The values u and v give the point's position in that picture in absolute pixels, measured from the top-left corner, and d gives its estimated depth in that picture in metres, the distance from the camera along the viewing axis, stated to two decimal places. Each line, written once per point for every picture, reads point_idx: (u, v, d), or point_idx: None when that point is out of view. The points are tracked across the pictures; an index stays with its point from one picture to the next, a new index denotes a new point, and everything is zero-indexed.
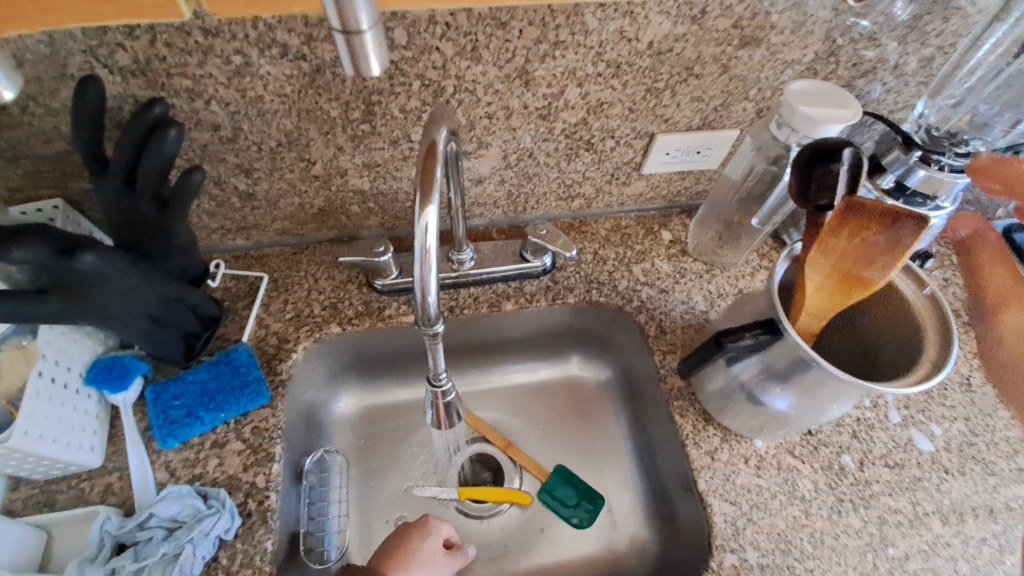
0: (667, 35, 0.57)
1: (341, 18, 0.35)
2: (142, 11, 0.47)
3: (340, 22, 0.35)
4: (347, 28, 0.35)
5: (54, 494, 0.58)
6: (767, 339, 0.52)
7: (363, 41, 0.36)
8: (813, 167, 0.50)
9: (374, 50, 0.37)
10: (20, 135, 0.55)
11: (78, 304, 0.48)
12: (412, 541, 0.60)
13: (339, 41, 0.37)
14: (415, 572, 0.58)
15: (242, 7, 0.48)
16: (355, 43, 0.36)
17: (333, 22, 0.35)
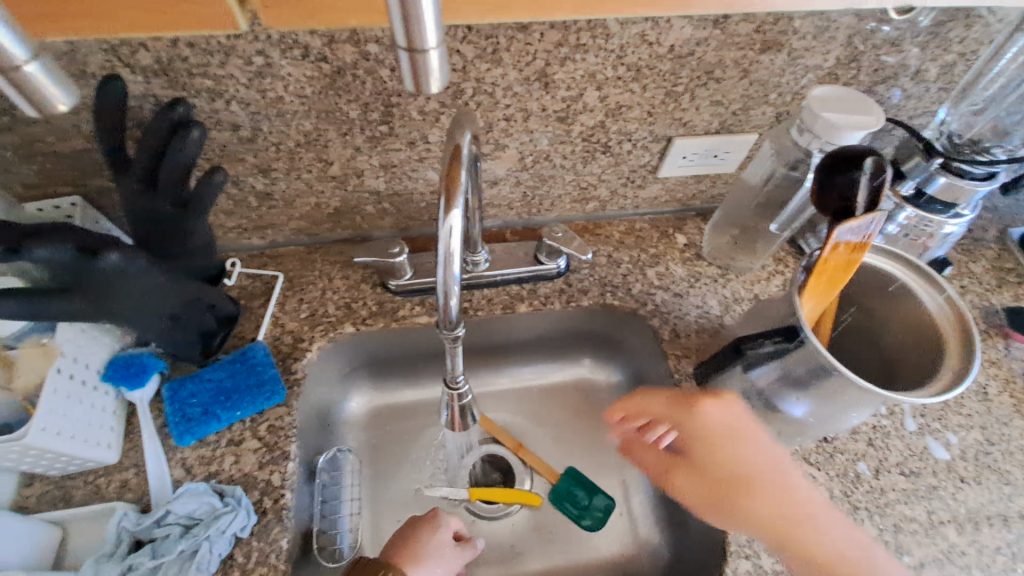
0: (689, 39, 0.57)
1: (407, 33, 0.30)
2: (203, 22, 0.46)
3: (407, 39, 0.31)
4: (413, 46, 0.31)
5: (71, 489, 0.58)
6: (785, 346, 0.53)
7: (429, 60, 0.32)
8: (835, 175, 0.50)
9: (439, 69, 0.32)
10: (39, 132, 0.56)
11: (101, 303, 0.49)
12: (421, 534, 0.61)
13: (401, 60, 0.32)
14: (425, 564, 0.59)
15: (302, 19, 0.47)
16: (420, 62, 0.32)
17: (398, 39, 0.31)
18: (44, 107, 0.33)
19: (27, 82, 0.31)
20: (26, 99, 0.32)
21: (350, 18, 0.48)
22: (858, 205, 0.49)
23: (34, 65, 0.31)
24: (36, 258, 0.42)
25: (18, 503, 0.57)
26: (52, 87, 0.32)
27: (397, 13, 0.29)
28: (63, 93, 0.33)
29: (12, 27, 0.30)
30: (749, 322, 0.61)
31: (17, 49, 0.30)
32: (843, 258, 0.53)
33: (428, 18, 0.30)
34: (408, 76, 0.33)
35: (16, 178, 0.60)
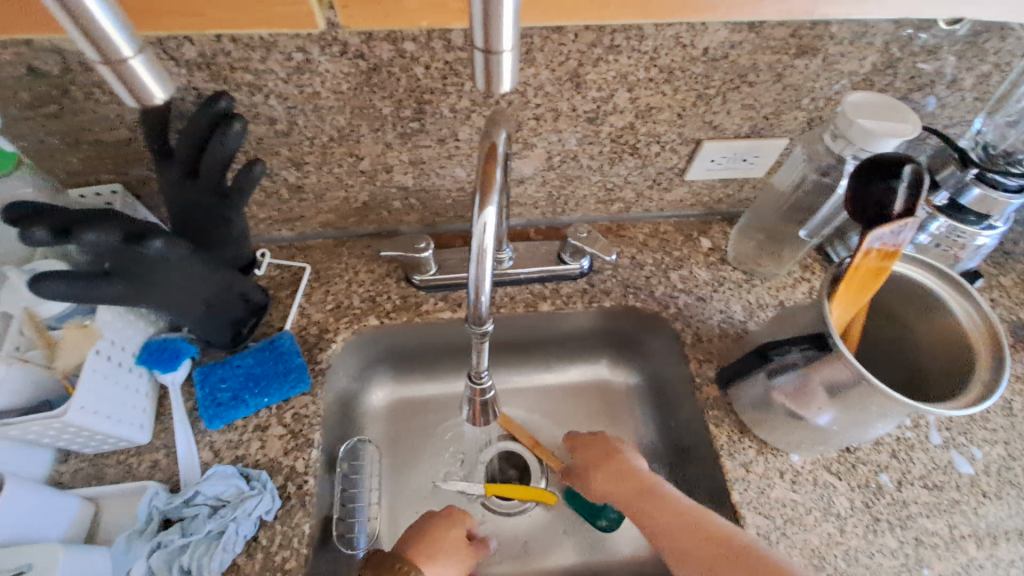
0: (723, 42, 0.57)
1: (485, 35, 0.31)
2: (278, 20, 0.46)
3: (484, 40, 0.31)
4: (489, 47, 0.31)
5: (104, 467, 0.60)
6: (813, 352, 0.52)
7: (502, 62, 0.32)
8: (872, 182, 0.49)
9: (511, 71, 0.33)
10: (84, 121, 0.57)
11: (143, 287, 0.50)
12: (437, 530, 0.61)
13: (475, 60, 0.33)
14: (439, 560, 0.59)
15: (376, 19, 0.47)
16: (494, 64, 0.32)
17: (475, 39, 0.32)
18: (142, 99, 0.33)
19: (128, 73, 0.31)
20: (126, 91, 0.32)
21: (421, 19, 0.48)
22: (894, 212, 0.49)
23: (138, 59, 0.31)
24: (85, 242, 0.43)
25: (53, 478, 0.59)
26: (149, 80, 0.32)
27: (479, 13, 0.30)
28: (158, 86, 0.33)
29: (122, 21, 0.30)
30: (776, 328, 0.60)
31: (124, 41, 0.30)
32: (874, 266, 0.53)
33: (507, 22, 0.30)
34: (480, 75, 0.33)
35: (60, 165, 0.62)
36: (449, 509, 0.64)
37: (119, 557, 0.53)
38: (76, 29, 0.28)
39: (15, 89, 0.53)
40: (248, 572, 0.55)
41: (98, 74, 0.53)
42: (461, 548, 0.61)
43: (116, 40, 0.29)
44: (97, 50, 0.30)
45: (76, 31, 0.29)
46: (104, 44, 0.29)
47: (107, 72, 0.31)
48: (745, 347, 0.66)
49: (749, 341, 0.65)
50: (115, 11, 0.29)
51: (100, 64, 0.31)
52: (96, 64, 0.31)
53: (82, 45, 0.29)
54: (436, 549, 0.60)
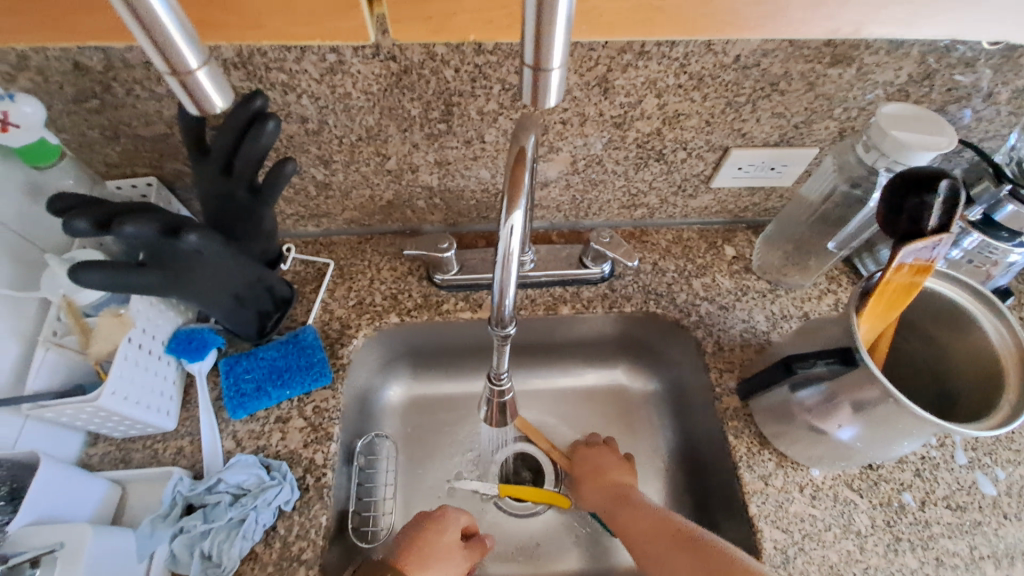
0: (756, 50, 0.56)
1: (536, 52, 0.31)
2: (336, 34, 0.49)
3: (534, 56, 0.31)
4: (538, 65, 0.32)
5: (131, 452, 0.62)
6: (839, 367, 0.51)
7: (551, 79, 0.32)
8: (906, 197, 0.48)
9: (559, 88, 0.33)
10: (124, 116, 0.59)
11: (175, 279, 0.52)
12: (427, 535, 0.62)
13: (524, 76, 0.33)
14: (431, 562, 0.60)
15: (426, 33, 0.50)
16: (543, 81, 0.32)
17: (525, 57, 0.32)
18: (203, 108, 0.33)
19: (193, 85, 0.32)
20: (190, 100, 0.33)
21: (471, 33, 0.50)
22: (929, 227, 0.48)
23: (203, 71, 0.31)
24: (124, 234, 0.45)
25: (83, 461, 0.61)
26: (212, 91, 0.33)
27: (532, 30, 0.30)
28: (219, 96, 0.33)
29: (190, 34, 0.30)
30: (802, 340, 0.59)
31: (191, 54, 0.30)
32: (905, 281, 0.52)
33: (558, 40, 0.30)
34: (527, 92, 0.34)
35: (99, 157, 0.64)
36: (442, 510, 0.65)
37: (142, 539, 0.53)
38: (149, 43, 0.29)
39: (60, 83, 0.55)
40: (266, 561, 0.56)
41: (139, 70, 0.54)
42: (453, 551, 0.62)
43: (185, 54, 0.30)
44: (166, 61, 0.30)
45: (149, 44, 0.29)
46: (173, 56, 0.30)
47: (174, 82, 0.32)
48: (767, 358, 0.65)
49: (772, 352, 0.64)
50: (184, 24, 0.29)
51: (168, 74, 0.31)
52: (165, 75, 0.31)
53: (152, 57, 0.30)
54: (428, 555, 0.60)
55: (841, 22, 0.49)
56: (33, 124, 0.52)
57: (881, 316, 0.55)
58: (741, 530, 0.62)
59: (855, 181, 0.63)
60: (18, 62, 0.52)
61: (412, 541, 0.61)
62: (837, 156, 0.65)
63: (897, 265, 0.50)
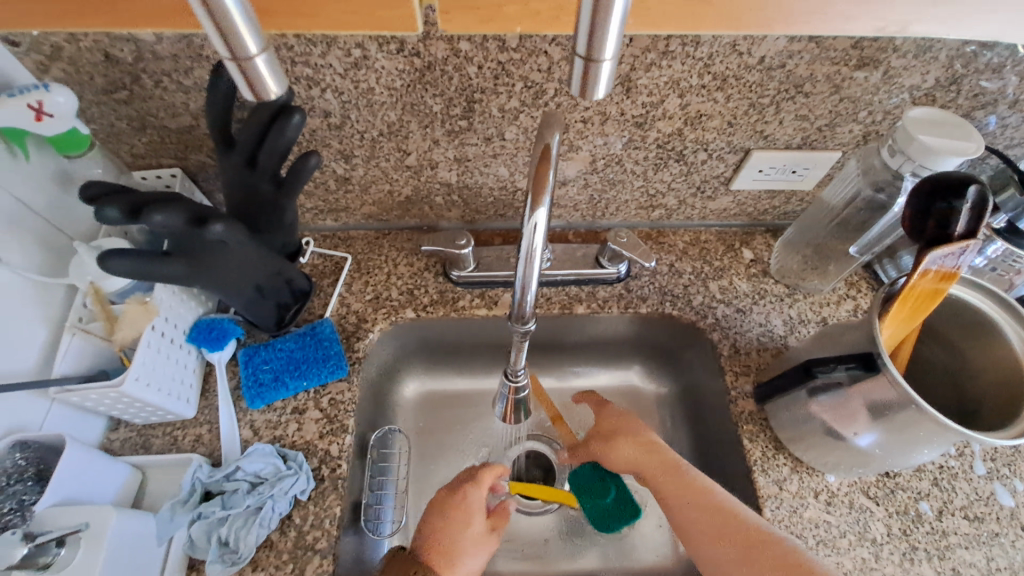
0: (781, 51, 0.56)
1: (589, 43, 0.31)
2: (387, 24, 0.50)
3: (586, 48, 0.31)
4: (589, 55, 0.31)
5: (151, 438, 0.63)
6: (859, 372, 0.51)
7: (601, 70, 0.32)
8: (933, 202, 0.48)
9: (608, 80, 0.33)
10: (151, 108, 0.60)
11: (200, 268, 0.53)
12: (454, 527, 0.59)
13: (574, 66, 0.33)
14: (459, 553, 0.58)
15: (475, 24, 0.50)
16: (592, 72, 0.32)
17: (578, 46, 0.32)
18: (258, 95, 0.34)
19: (252, 71, 0.32)
20: (246, 85, 0.34)
21: (518, 25, 0.50)
22: (955, 232, 0.48)
23: (261, 57, 0.32)
24: (153, 223, 0.46)
25: (104, 445, 0.63)
26: (269, 78, 0.33)
27: (586, 21, 0.30)
28: (276, 83, 0.34)
29: (253, 21, 0.31)
30: (822, 344, 0.59)
31: (253, 41, 0.31)
32: (930, 287, 0.51)
33: (612, 30, 0.30)
34: (576, 82, 0.34)
35: (126, 148, 0.65)
36: (461, 496, 0.61)
37: (162, 523, 0.54)
38: (214, 30, 0.30)
39: (91, 74, 0.56)
40: (281, 548, 0.57)
41: (168, 63, 0.55)
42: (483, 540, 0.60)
43: (247, 40, 0.31)
44: (228, 46, 0.31)
45: (213, 31, 0.30)
46: (235, 42, 0.30)
47: (233, 67, 0.33)
48: (784, 362, 0.64)
49: (790, 356, 0.64)
50: (248, 11, 0.30)
51: (228, 60, 0.32)
52: (226, 61, 0.32)
53: (215, 43, 0.31)
54: (461, 549, 0.58)
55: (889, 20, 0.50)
56: (66, 113, 0.53)
57: (903, 322, 0.54)
58: None
59: (880, 186, 0.62)
60: (51, 52, 0.53)
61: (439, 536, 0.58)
62: (861, 160, 0.64)
63: (923, 272, 0.49)
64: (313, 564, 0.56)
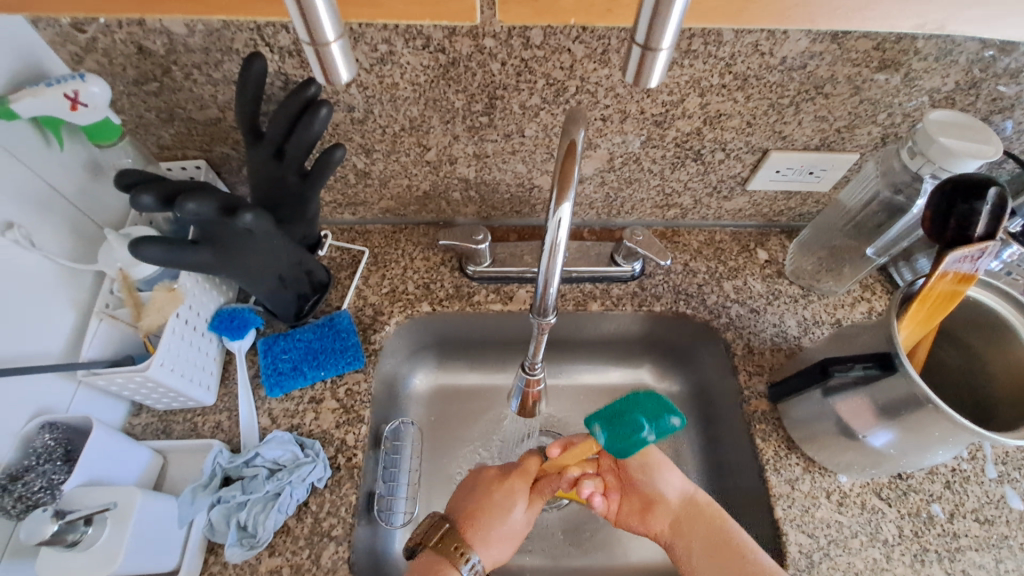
0: (803, 52, 0.56)
1: (649, 31, 0.32)
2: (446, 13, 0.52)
3: (646, 36, 0.32)
4: (648, 43, 0.32)
5: (172, 423, 0.64)
6: (876, 372, 0.51)
7: (657, 59, 0.33)
8: (954, 203, 0.48)
9: (663, 70, 0.34)
10: (180, 100, 0.61)
11: (227, 257, 0.54)
12: (491, 509, 0.61)
13: (631, 54, 0.34)
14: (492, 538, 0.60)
15: (530, 15, 0.52)
16: (649, 60, 0.33)
17: (635, 34, 0.33)
18: (328, 78, 0.35)
19: (327, 55, 0.33)
20: (318, 69, 0.35)
21: (572, 17, 0.52)
22: (975, 234, 0.48)
23: (338, 43, 0.33)
24: (186, 211, 0.47)
25: (127, 429, 0.64)
26: (341, 63, 0.34)
27: (649, 11, 0.31)
28: (347, 69, 0.35)
29: (333, 7, 0.32)
30: (837, 345, 0.59)
31: (331, 26, 0.32)
32: (948, 289, 0.52)
33: (673, 21, 0.31)
34: (631, 70, 0.34)
35: (153, 139, 0.66)
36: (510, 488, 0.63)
37: (184, 506, 0.55)
38: (299, 14, 0.31)
39: (123, 66, 0.57)
40: (298, 534, 0.58)
41: (199, 55, 0.56)
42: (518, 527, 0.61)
43: (325, 26, 0.32)
44: (308, 30, 0.32)
45: (298, 15, 0.31)
46: (315, 26, 0.31)
47: (310, 52, 0.34)
48: (798, 362, 0.65)
49: (804, 356, 0.64)
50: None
51: (306, 45, 0.33)
52: (304, 45, 0.33)
53: (297, 26, 0.32)
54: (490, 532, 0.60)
55: (928, 17, 0.52)
56: (99, 103, 0.54)
57: (921, 321, 0.54)
58: (766, 533, 0.62)
59: (898, 188, 0.62)
60: (86, 43, 0.54)
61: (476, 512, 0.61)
62: (880, 162, 0.64)
63: (942, 273, 0.49)
64: (329, 551, 0.57)
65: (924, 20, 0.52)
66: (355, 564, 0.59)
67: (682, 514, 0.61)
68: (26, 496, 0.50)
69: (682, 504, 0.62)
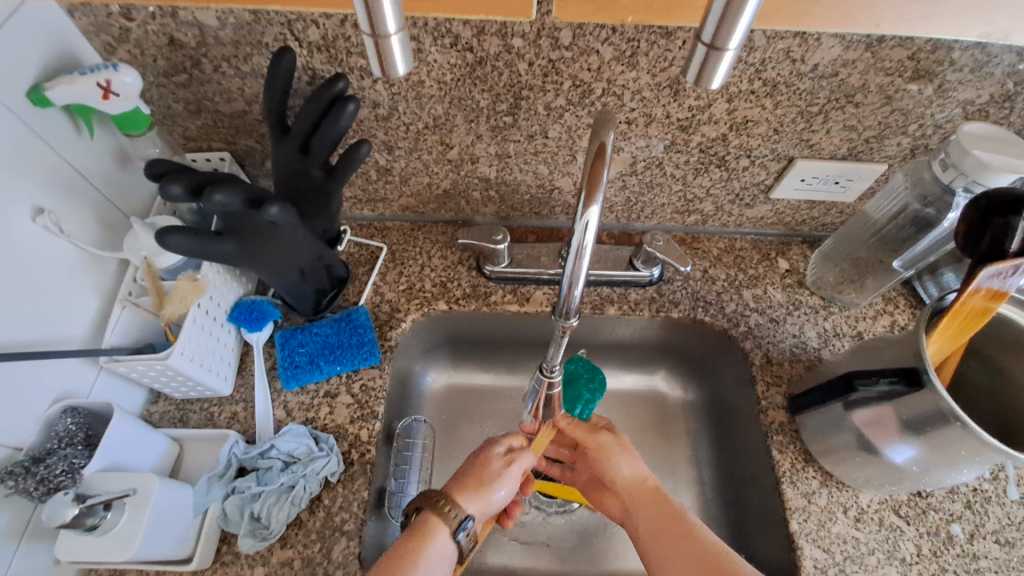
0: (836, 59, 0.55)
1: (715, 30, 0.31)
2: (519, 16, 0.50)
3: (712, 36, 0.31)
4: (714, 44, 0.31)
5: (188, 412, 0.65)
6: (902, 388, 0.50)
7: (722, 60, 0.32)
8: (990, 217, 0.47)
9: (727, 69, 0.33)
10: (207, 92, 0.62)
11: (250, 248, 0.55)
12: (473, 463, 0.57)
13: (695, 53, 0.33)
14: (484, 480, 0.55)
15: (588, 12, 0.52)
16: (712, 60, 0.32)
17: (702, 35, 0.32)
18: (385, 73, 0.35)
19: (386, 49, 0.33)
20: (376, 62, 0.34)
21: None
22: (1009, 249, 0.46)
23: (397, 37, 0.33)
24: (214, 202, 0.47)
25: (144, 416, 0.65)
26: (398, 59, 0.34)
27: (716, 13, 0.30)
28: (403, 64, 0.35)
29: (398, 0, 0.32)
30: (861, 358, 0.58)
31: (393, 21, 0.32)
32: (979, 305, 0.51)
33: (744, 22, 0.30)
34: (692, 71, 0.34)
35: (180, 130, 0.67)
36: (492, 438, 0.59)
37: (199, 495, 0.56)
38: (362, 4, 0.31)
39: (154, 57, 0.58)
40: (310, 528, 0.58)
41: (229, 49, 0.57)
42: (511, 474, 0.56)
43: (387, 19, 0.31)
44: (370, 23, 0.32)
45: (361, 6, 0.31)
46: (378, 19, 0.31)
47: (369, 45, 0.33)
48: (819, 375, 0.64)
49: (826, 369, 0.63)
50: None
51: (366, 36, 0.33)
52: (364, 36, 0.33)
53: (359, 17, 0.32)
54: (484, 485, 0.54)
55: None
56: (130, 93, 0.55)
57: (946, 341, 0.54)
58: (779, 546, 0.61)
59: (928, 201, 0.61)
60: (120, 34, 0.55)
61: (459, 475, 0.56)
62: (910, 173, 0.63)
63: (977, 287, 0.49)
64: (340, 545, 0.57)
65: None
66: (365, 560, 0.59)
67: (629, 495, 0.56)
68: (48, 478, 0.49)
69: (631, 485, 0.57)
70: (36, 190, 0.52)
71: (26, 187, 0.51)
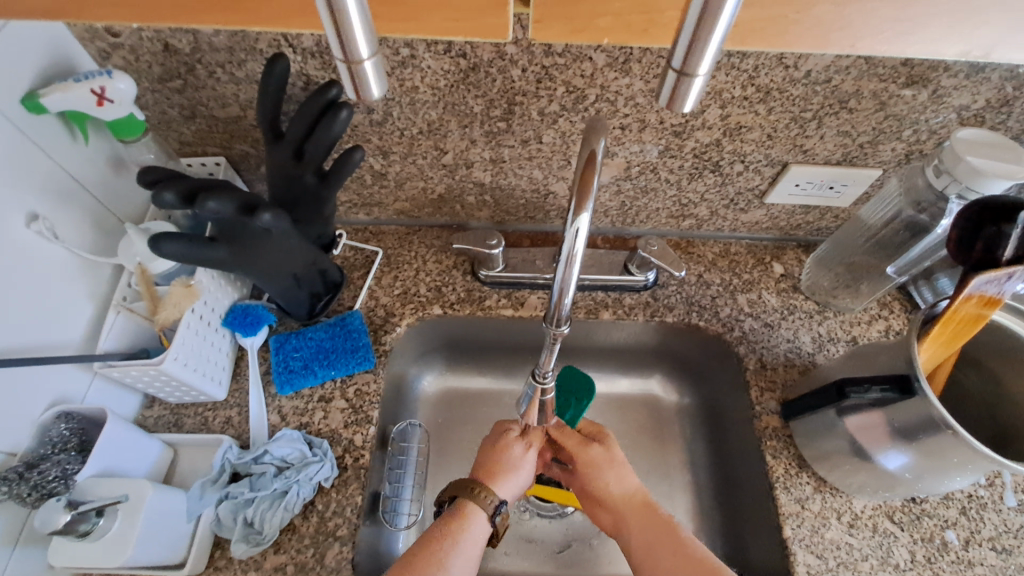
0: (828, 66, 0.55)
1: (685, 58, 0.31)
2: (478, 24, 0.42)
3: (682, 61, 0.31)
4: (684, 69, 0.31)
5: (183, 417, 0.65)
6: (894, 395, 0.50)
7: (693, 85, 0.32)
8: (981, 224, 0.47)
9: (697, 95, 0.33)
10: (202, 98, 0.62)
11: (242, 255, 0.55)
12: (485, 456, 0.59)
13: (666, 78, 0.33)
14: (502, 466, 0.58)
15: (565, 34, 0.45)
16: (684, 85, 0.32)
17: (671, 60, 0.32)
18: (360, 95, 0.35)
19: (359, 73, 0.33)
20: (350, 85, 0.34)
21: (606, 36, 0.45)
22: (1003, 256, 0.47)
23: (371, 61, 0.33)
24: (208, 209, 0.47)
25: (139, 420, 0.65)
26: (373, 82, 0.34)
27: (687, 34, 0.30)
28: (379, 88, 0.34)
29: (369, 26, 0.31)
30: (854, 364, 0.58)
31: (366, 47, 0.32)
32: (972, 312, 0.51)
33: (714, 45, 0.30)
34: (666, 93, 0.33)
35: (175, 135, 0.67)
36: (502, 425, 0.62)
37: (192, 501, 0.56)
38: (333, 29, 0.31)
39: (149, 63, 0.58)
40: (303, 533, 0.58)
41: (224, 55, 0.57)
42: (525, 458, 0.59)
43: (361, 43, 0.31)
44: (342, 48, 0.32)
45: (332, 29, 0.31)
46: (350, 44, 0.31)
47: (343, 69, 0.33)
48: (813, 380, 0.64)
49: (820, 374, 0.63)
50: (367, 16, 0.31)
51: (340, 61, 0.33)
52: (338, 62, 0.33)
53: (331, 41, 0.31)
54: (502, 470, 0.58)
55: (974, 44, 0.42)
56: (124, 100, 0.55)
57: (938, 346, 0.54)
58: (773, 552, 0.61)
59: (922, 207, 0.61)
60: (114, 40, 0.55)
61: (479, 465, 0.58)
62: (903, 179, 0.63)
63: (968, 294, 0.49)
64: (333, 550, 0.58)
65: (968, 47, 0.42)
66: (358, 565, 0.59)
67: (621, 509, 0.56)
68: (41, 483, 0.49)
69: (623, 498, 0.57)
70: (31, 196, 0.52)
71: (20, 193, 0.51)
